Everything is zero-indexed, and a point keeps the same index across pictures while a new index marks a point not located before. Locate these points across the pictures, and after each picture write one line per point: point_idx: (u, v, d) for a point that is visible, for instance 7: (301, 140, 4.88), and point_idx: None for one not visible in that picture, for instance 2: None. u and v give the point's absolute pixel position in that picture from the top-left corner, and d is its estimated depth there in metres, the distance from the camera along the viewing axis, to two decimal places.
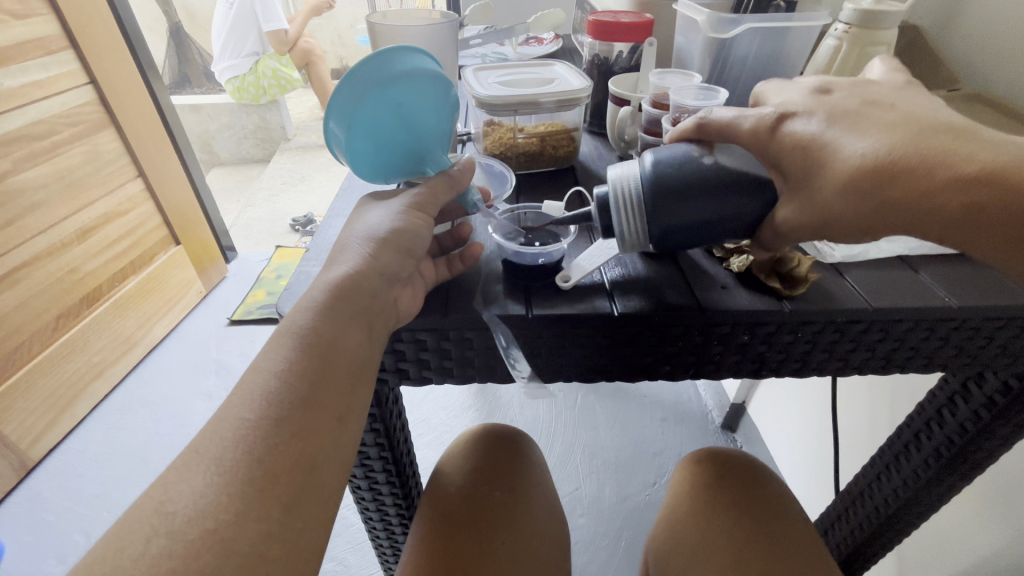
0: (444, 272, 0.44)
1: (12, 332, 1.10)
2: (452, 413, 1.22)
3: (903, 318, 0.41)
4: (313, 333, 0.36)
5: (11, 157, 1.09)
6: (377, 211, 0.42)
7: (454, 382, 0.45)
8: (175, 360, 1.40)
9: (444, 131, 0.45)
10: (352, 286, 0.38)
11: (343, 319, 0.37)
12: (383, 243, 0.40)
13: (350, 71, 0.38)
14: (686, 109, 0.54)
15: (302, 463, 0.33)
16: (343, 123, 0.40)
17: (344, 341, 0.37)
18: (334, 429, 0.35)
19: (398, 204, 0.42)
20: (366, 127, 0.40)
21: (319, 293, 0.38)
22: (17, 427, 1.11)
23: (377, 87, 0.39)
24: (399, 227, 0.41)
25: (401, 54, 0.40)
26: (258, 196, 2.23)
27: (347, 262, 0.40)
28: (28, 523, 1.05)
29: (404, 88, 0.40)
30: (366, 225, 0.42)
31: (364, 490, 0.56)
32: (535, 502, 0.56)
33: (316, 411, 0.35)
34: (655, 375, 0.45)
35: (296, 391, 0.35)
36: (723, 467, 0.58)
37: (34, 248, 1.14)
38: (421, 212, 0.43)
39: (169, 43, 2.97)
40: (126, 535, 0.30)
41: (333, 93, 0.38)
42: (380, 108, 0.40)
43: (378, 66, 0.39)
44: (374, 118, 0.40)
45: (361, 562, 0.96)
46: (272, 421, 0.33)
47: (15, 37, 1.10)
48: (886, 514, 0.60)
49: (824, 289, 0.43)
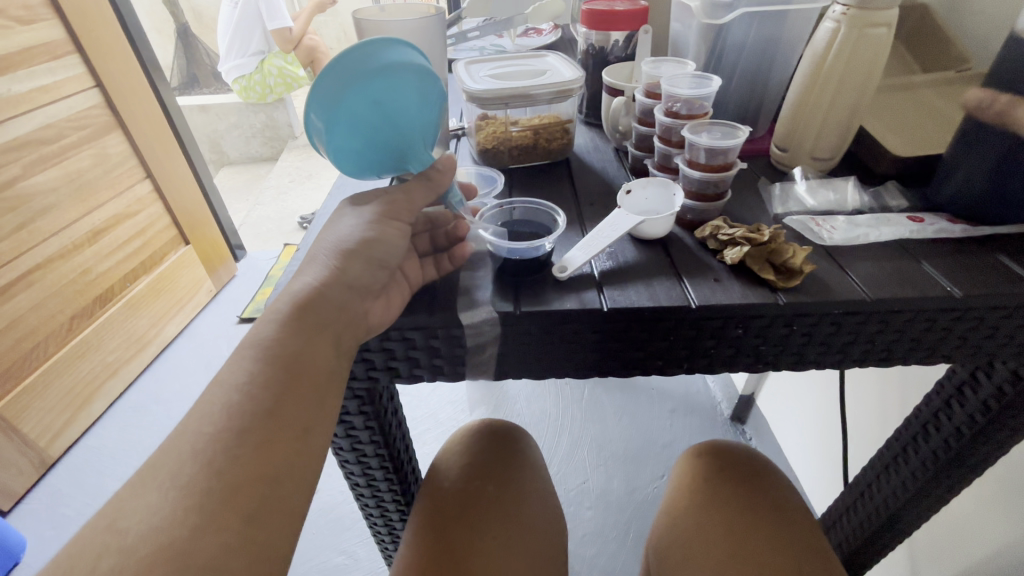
0: (432, 271, 0.45)
1: (28, 333, 1.13)
2: (460, 408, 1.23)
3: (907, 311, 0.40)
4: (277, 345, 0.37)
5: (21, 161, 1.11)
6: (349, 218, 0.42)
7: (445, 380, 0.45)
8: (188, 358, 1.43)
9: (425, 126, 0.44)
10: (317, 297, 0.39)
11: (309, 330, 0.38)
12: (353, 254, 0.41)
13: (335, 60, 0.38)
14: (679, 98, 0.52)
15: (265, 475, 0.34)
16: (321, 110, 0.39)
17: (312, 352, 0.37)
18: (299, 441, 0.36)
19: (369, 213, 0.42)
20: (344, 116, 0.39)
21: (285, 304, 0.39)
22: (36, 425, 1.14)
23: (360, 77, 0.38)
24: (370, 233, 0.42)
25: (388, 47, 0.39)
26: (266, 195, 2.25)
27: (313, 273, 0.40)
28: (49, 518, 1.08)
29: (385, 84, 0.39)
30: (336, 234, 0.42)
31: (363, 487, 0.57)
32: (530, 496, 0.56)
33: (282, 422, 0.35)
34: (650, 370, 0.45)
35: (260, 404, 0.35)
36: (725, 461, 0.57)
37: (46, 250, 1.16)
38: (394, 219, 0.43)
39: (177, 44, 3.00)
40: (86, 547, 0.30)
41: (316, 82, 0.37)
42: (361, 100, 0.39)
43: (363, 59, 0.38)
44: (354, 111, 0.39)
45: (370, 555, 0.98)
46: (233, 432, 0.34)
47: (20, 42, 1.11)
48: (894, 508, 0.58)
49: (822, 283, 0.42)
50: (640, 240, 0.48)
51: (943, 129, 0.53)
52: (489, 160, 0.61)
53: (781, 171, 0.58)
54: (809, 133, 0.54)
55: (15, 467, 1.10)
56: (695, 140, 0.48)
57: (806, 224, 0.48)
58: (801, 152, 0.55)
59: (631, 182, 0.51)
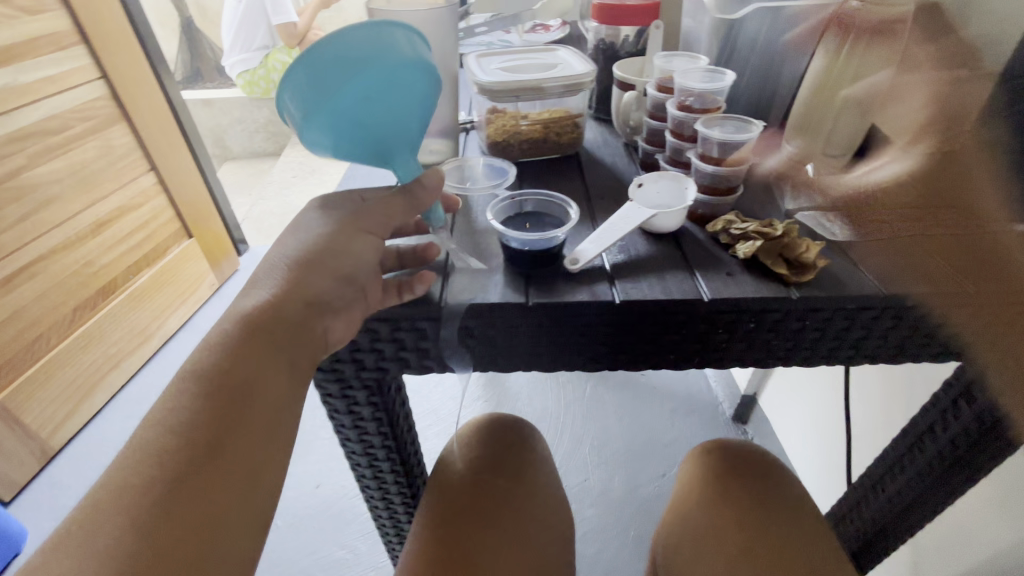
0: (392, 298, 0.42)
1: (31, 324, 1.13)
2: (461, 404, 1.23)
3: (824, 304, 0.40)
4: (218, 377, 0.38)
5: (25, 152, 1.11)
6: (307, 228, 0.42)
7: (457, 371, 0.45)
8: (190, 352, 1.43)
9: (412, 134, 0.44)
10: (263, 323, 0.39)
11: (255, 362, 0.38)
12: (314, 266, 0.40)
13: (327, 56, 0.37)
14: (692, 92, 0.52)
15: (197, 523, 0.34)
16: (309, 98, 0.38)
17: (257, 382, 0.38)
18: (242, 478, 0.37)
19: (330, 225, 0.42)
20: (333, 110, 0.39)
21: (231, 330, 0.39)
22: (38, 416, 1.14)
23: (353, 75, 0.38)
24: (334, 244, 0.41)
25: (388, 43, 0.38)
26: (269, 190, 2.25)
27: (266, 288, 0.40)
28: (50, 509, 1.08)
29: (380, 83, 0.39)
30: (293, 245, 0.41)
31: (370, 479, 0.57)
32: (540, 490, 0.56)
33: (222, 459, 0.36)
34: (660, 364, 0.45)
35: (197, 444, 0.36)
36: (732, 458, 0.57)
37: (50, 241, 1.16)
38: (362, 230, 0.42)
39: (181, 38, 3.00)
40: None
41: (304, 77, 0.37)
42: (350, 99, 0.38)
43: (361, 58, 0.37)
44: (343, 109, 0.39)
45: (371, 550, 0.98)
46: (164, 478, 0.35)
47: (27, 32, 1.11)
48: (900, 506, 0.59)
49: (787, 249, 0.42)
50: (652, 233, 0.48)
51: None
52: (499, 153, 0.61)
53: (792, 168, 0.57)
54: (821, 130, 0.54)
55: (17, 458, 1.10)
56: (709, 134, 0.48)
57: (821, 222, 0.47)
58: (813, 147, 0.55)
59: (643, 176, 0.50)
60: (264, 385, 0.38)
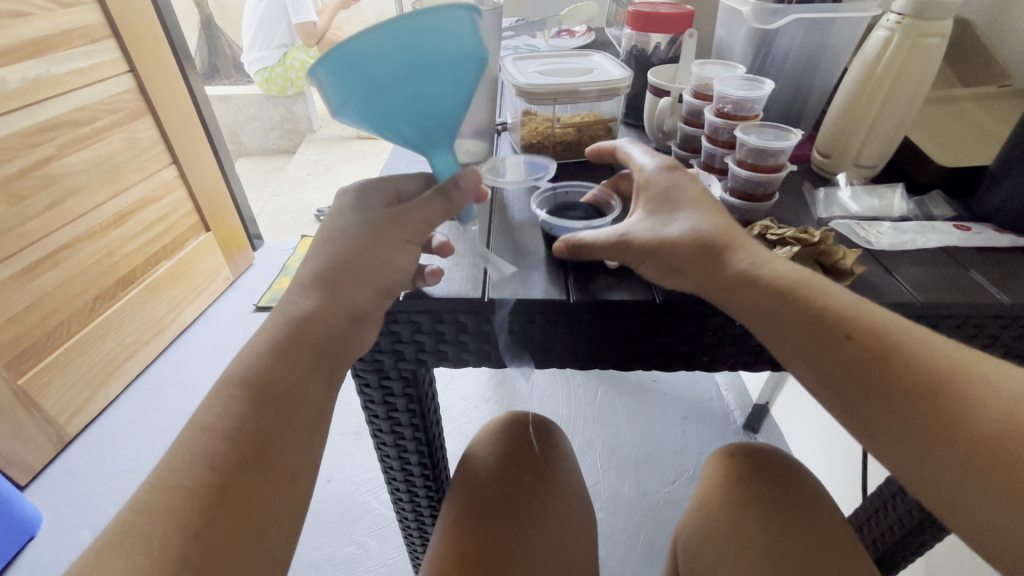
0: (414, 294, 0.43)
1: (52, 312, 1.14)
2: (473, 404, 1.24)
3: (643, 263, 0.42)
4: (266, 381, 0.38)
5: (55, 141, 1.13)
6: (341, 238, 0.43)
7: (493, 365, 0.47)
8: (203, 344, 1.44)
9: (442, 133, 0.44)
10: (306, 327, 0.40)
11: (303, 369, 0.40)
12: (355, 278, 0.41)
13: (376, 42, 0.35)
14: (729, 99, 0.53)
15: (245, 532, 0.35)
16: (347, 89, 0.37)
17: (303, 389, 0.40)
18: (286, 486, 0.38)
19: (365, 236, 0.42)
20: (370, 103, 0.38)
21: (276, 334, 0.40)
22: (56, 402, 1.15)
23: (400, 62, 0.37)
24: (371, 256, 0.42)
25: (437, 28, 0.37)
26: (284, 187, 2.27)
27: (309, 300, 0.41)
28: (64, 495, 1.09)
29: (425, 69, 0.38)
30: (329, 258, 0.42)
31: (396, 471, 0.58)
32: (565, 489, 0.56)
33: (272, 465, 0.37)
34: (693, 364, 0.47)
35: (242, 452, 0.36)
36: (757, 462, 0.57)
37: (74, 230, 1.18)
38: (402, 241, 0.43)
39: (201, 34, 3.04)
40: None
41: (352, 62, 0.35)
42: (398, 85, 0.38)
43: (409, 43, 0.36)
44: (389, 96, 0.38)
45: (382, 546, 0.98)
46: (213, 485, 0.35)
47: (61, 25, 1.14)
48: (920, 518, 0.59)
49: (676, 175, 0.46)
50: None
51: (987, 142, 0.53)
52: (534, 154, 0.62)
53: (821, 177, 0.58)
54: (854, 140, 0.55)
55: (34, 443, 1.12)
56: (745, 140, 0.49)
57: (855, 229, 0.48)
58: (844, 158, 0.56)
59: None
60: (311, 374, 0.40)
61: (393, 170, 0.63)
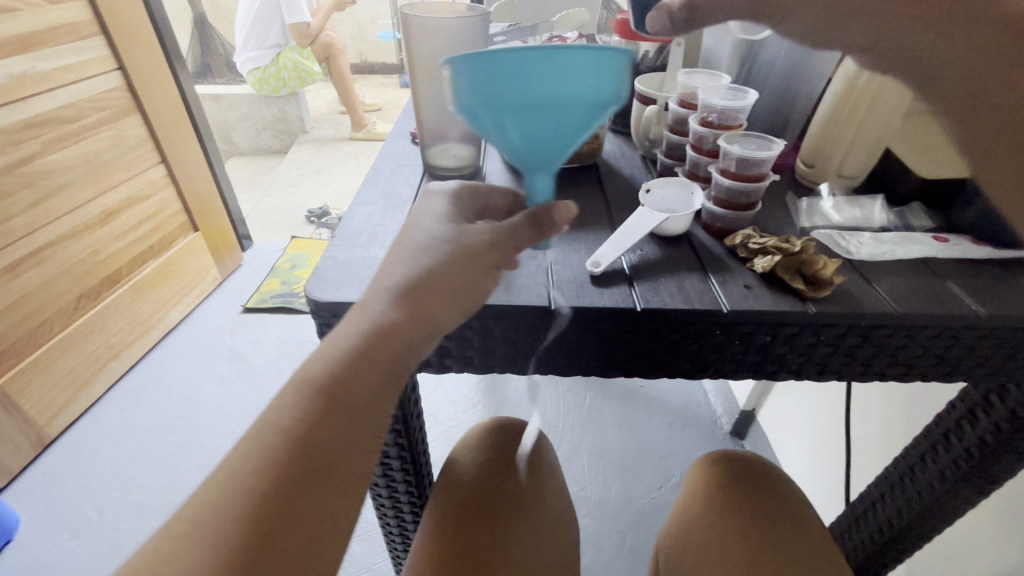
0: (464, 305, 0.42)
1: (34, 311, 1.12)
2: (461, 408, 1.23)
3: None
4: None
5: (40, 138, 1.12)
6: (433, 246, 0.41)
7: (475, 371, 0.47)
8: (188, 345, 1.43)
9: (545, 163, 0.40)
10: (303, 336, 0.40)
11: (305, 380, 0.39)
12: (438, 297, 0.40)
13: (525, 66, 0.31)
14: (714, 109, 0.55)
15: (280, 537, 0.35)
16: (461, 95, 0.34)
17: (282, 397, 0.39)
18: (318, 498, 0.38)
19: (452, 250, 0.41)
20: (486, 116, 0.35)
21: (345, 338, 0.39)
22: (36, 403, 1.14)
23: (541, 95, 0.33)
24: (462, 276, 0.41)
25: (589, 72, 0.32)
26: (275, 187, 2.26)
27: (378, 310, 0.39)
28: (43, 498, 1.07)
29: (563, 107, 0.34)
30: (416, 267, 0.40)
31: (377, 476, 0.57)
32: (546, 497, 0.56)
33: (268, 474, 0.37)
34: (675, 372, 0.47)
35: None
36: (739, 469, 0.58)
37: (59, 228, 1.16)
38: (488, 264, 0.42)
39: (193, 33, 3.02)
40: None
41: (496, 77, 0.32)
42: (530, 113, 0.34)
43: (556, 78, 0.32)
44: (519, 121, 0.35)
45: (365, 551, 0.97)
46: None
47: (49, 21, 1.12)
48: (898, 526, 0.60)
49: None
50: (663, 238, 0.51)
51: None
52: None
53: (805, 186, 0.60)
54: (837, 150, 0.56)
55: (13, 445, 1.10)
56: (728, 148, 0.50)
57: (835, 240, 0.49)
58: (828, 168, 0.57)
59: (651, 182, 0.54)
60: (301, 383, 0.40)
61: (380, 173, 0.63)
